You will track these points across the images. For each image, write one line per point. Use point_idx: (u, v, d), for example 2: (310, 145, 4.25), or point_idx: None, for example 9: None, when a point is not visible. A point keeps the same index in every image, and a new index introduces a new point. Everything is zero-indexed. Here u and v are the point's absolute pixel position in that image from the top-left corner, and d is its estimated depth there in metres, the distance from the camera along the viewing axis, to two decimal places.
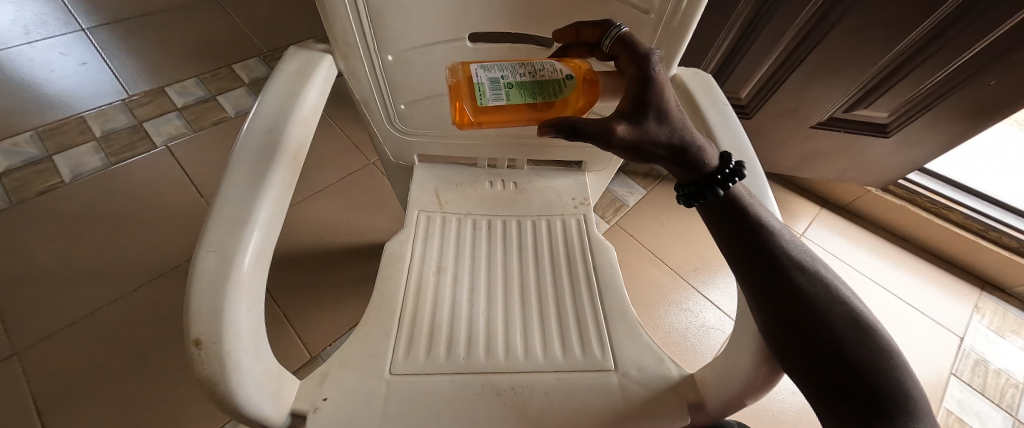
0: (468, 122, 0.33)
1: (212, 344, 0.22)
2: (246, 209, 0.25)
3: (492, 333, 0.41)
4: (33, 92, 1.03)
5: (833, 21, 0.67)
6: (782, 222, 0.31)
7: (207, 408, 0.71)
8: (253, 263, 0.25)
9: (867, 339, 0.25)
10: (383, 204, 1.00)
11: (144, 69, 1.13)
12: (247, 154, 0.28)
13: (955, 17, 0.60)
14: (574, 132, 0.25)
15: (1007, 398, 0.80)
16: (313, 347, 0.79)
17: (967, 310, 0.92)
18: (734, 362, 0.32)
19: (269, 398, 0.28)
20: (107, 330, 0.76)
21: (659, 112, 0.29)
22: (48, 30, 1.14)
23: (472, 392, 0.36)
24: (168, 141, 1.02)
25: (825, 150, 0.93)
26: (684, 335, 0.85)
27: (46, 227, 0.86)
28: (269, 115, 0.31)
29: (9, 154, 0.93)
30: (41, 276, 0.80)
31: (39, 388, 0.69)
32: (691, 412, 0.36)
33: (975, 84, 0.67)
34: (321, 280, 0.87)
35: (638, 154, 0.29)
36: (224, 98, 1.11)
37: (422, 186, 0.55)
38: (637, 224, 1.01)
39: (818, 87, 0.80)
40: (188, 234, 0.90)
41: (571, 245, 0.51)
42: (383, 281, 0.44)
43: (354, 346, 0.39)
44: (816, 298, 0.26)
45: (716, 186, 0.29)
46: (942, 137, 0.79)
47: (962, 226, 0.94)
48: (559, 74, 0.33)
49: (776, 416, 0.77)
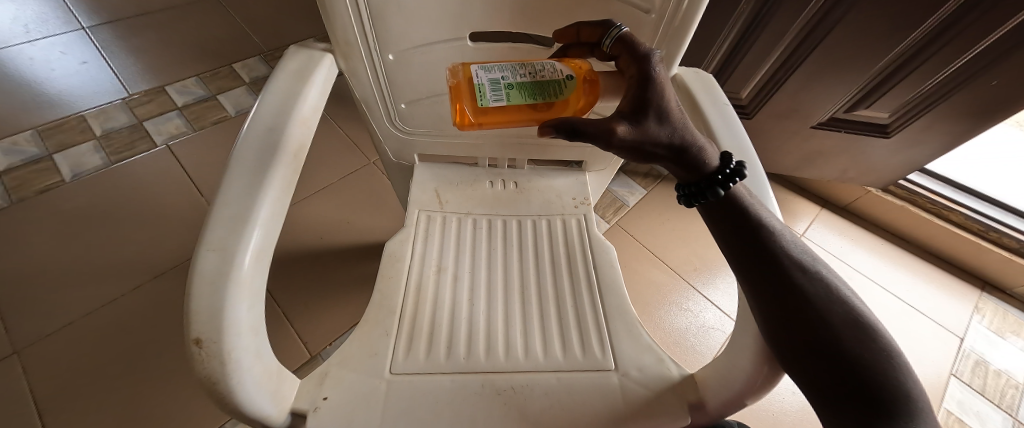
0: (469, 123, 0.34)
1: (212, 343, 0.22)
2: (246, 208, 0.25)
3: (492, 333, 0.41)
4: (33, 91, 1.03)
5: (834, 22, 0.67)
6: (783, 222, 0.31)
7: (206, 407, 0.71)
8: (254, 262, 0.25)
9: (868, 339, 0.25)
10: (383, 203, 1.00)
11: (144, 68, 1.13)
12: (248, 154, 0.28)
13: (956, 18, 0.60)
14: (574, 132, 0.26)
15: (1007, 399, 0.80)
16: (313, 346, 0.79)
17: (968, 311, 0.92)
18: (735, 362, 0.32)
19: (269, 397, 0.28)
20: (108, 329, 0.76)
21: (660, 113, 0.29)
22: (49, 29, 1.14)
23: (472, 392, 0.36)
24: (168, 140, 1.02)
25: (825, 150, 0.93)
26: (684, 335, 0.85)
27: (46, 226, 0.86)
28: (269, 114, 0.31)
29: (9, 152, 0.93)
30: (41, 275, 0.80)
31: (39, 387, 0.69)
32: (691, 412, 0.36)
33: (976, 84, 0.67)
34: (322, 279, 0.87)
35: (638, 154, 0.29)
36: (225, 97, 1.11)
37: (422, 185, 0.55)
38: (637, 224, 1.01)
39: (819, 87, 0.80)
40: (188, 233, 0.90)
41: (571, 244, 0.51)
42: (383, 280, 0.44)
43: (354, 345, 0.39)
44: (816, 298, 0.26)
45: (716, 186, 0.29)
46: (943, 138, 0.79)
47: (962, 227, 0.94)
48: (560, 74, 0.33)
49: (776, 416, 0.77)
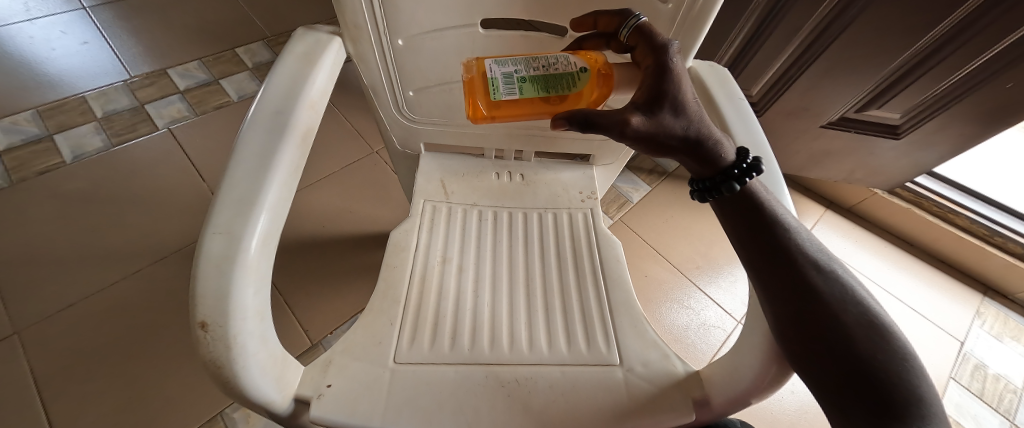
0: (482, 117, 0.33)
1: (217, 326, 0.22)
2: (252, 192, 0.25)
3: (497, 326, 0.41)
4: (32, 70, 1.01)
5: (848, 20, 0.66)
6: (798, 219, 0.30)
7: (205, 392, 0.70)
8: (260, 247, 0.24)
9: (883, 341, 0.24)
10: (386, 193, 0.99)
11: (146, 49, 1.11)
12: (257, 134, 0.27)
13: (971, 20, 0.59)
14: (588, 123, 0.25)
15: (1005, 403, 0.80)
16: (314, 334, 0.79)
17: (969, 315, 0.92)
18: (743, 360, 0.32)
19: (274, 382, 0.27)
20: (107, 312, 0.76)
21: (676, 105, 0.29)
22: (49, 7, 1.12)
23: (475, 383, 0.36)
24: (169, 123, 1.01)
25: (834, 150, 0.92)
26: (684, 332, 0.85)
27: (46, 207, 0.85)
28: (278, 95, 0.30)
29: (9, 132, 0.92)
30: (37, 256, 0.80)
31: (38, 367, 0.69)
32: (697, 409, 0.36)
33: (991, 86, 0.66)
34: (324, 267, 0.86)
35: (653, 146, 0.29)
36: (227, 81, 1.10)
37: (428, 175, 0.54)
38: (640, 220, 1.01)
39: (829, 87, 0.80)
40: (188, 218, 0.89)
41: (577, 239, 0.50)
42: (387, 269, 0.44)
43: (358, 333, 0.38)
44: (829, 298, 0.26)
45: (732, 180, 0.29)
46: (953, 140, 0.78)
47: (967, 231, 0.94)
48: (573, 67, 0.32)
49: (775, 416, 0.77)
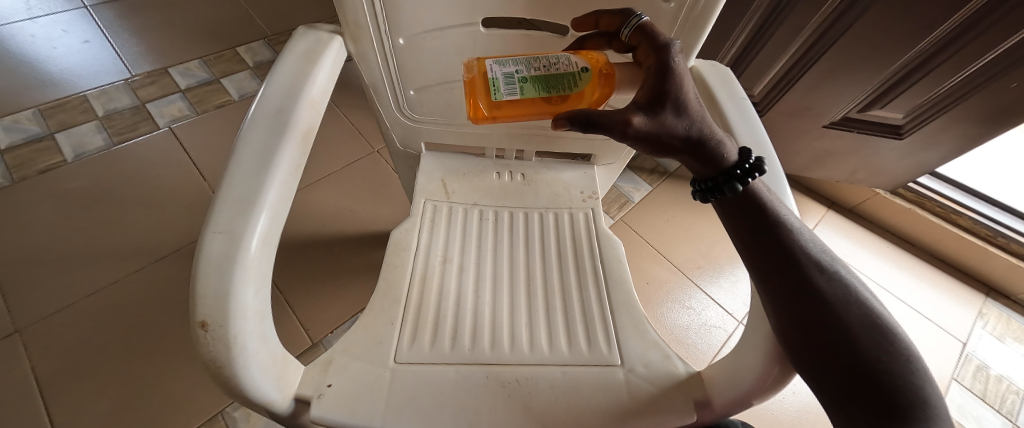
0: (483, 117, 0.33)
1: (217, 326, 0.22)
2: (251, 192, 0.24)
3: (498, 325, 0.41)
4: (33, 69, 1.01)
5: (851, 19, 0.66)
6: (800, 219, 0.30)
7: (204, 391, 0.70)
8: (260, 246, 0.24)
9: (887, 343, 0.24)
10: (387, 193, 0.99)
11: (148, 48, 1.11)
12: (257, 133, 0.27)
13: (974, 20, 0.58)
14: (589, 123, 0.25)
15: (1007, 405, 0.80)
16: (314, 333, 0.79)
17: (971, 316, 0.92)
18: (745, 361, 0.32)
19: (274, 382, 0.27)
20: (108, 311, 0.76)
21: (678, 105, 0.28)
22: (50, 6, 1.12)
23: (476, 383, 0.36)
24: (171, 122, 1.01)
25: (836, 150, 0.92)
26: (685, 332, 0.85)
27: (47, 205, 0.85)
28: (278, 94, 0.30)
29: (10, 130, 0.92)
30: (38, 255, 0.80)
31: (39, 365, 0.69)
32: (698, 410, 0.36)
33: (994, 87, 0.65)
34: (324, 266, 0.86)
35: (655, 146, 0.29)
36: (228, 80, 1.10)
37: (429, 175, 0.54)
38: (641, 220, 1.01)
39: (832, 86, 0.79)
40: (189, 217, 0.89)
41: (579, 239, 0.50)
42: (388, 269, 0.44)
43: (358, 333, 0.38)
44: (833, 299, 0.26)
45: (735, 180, 0.28)
46: (955, 140, 0.78)
47: (970, 231, 0.94)
48: (575, 67, 0.32)
49: (775, 416, 0.77)
